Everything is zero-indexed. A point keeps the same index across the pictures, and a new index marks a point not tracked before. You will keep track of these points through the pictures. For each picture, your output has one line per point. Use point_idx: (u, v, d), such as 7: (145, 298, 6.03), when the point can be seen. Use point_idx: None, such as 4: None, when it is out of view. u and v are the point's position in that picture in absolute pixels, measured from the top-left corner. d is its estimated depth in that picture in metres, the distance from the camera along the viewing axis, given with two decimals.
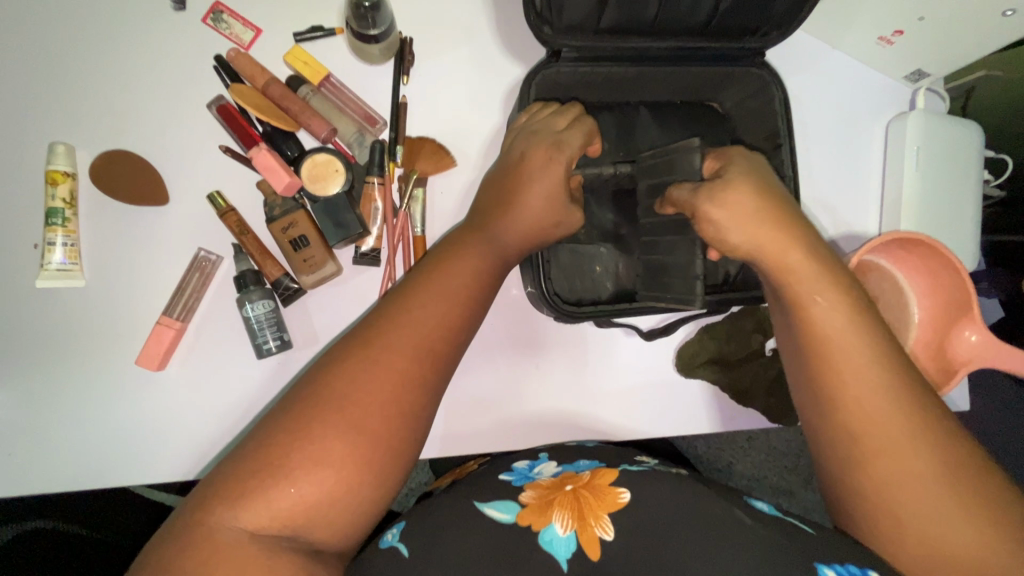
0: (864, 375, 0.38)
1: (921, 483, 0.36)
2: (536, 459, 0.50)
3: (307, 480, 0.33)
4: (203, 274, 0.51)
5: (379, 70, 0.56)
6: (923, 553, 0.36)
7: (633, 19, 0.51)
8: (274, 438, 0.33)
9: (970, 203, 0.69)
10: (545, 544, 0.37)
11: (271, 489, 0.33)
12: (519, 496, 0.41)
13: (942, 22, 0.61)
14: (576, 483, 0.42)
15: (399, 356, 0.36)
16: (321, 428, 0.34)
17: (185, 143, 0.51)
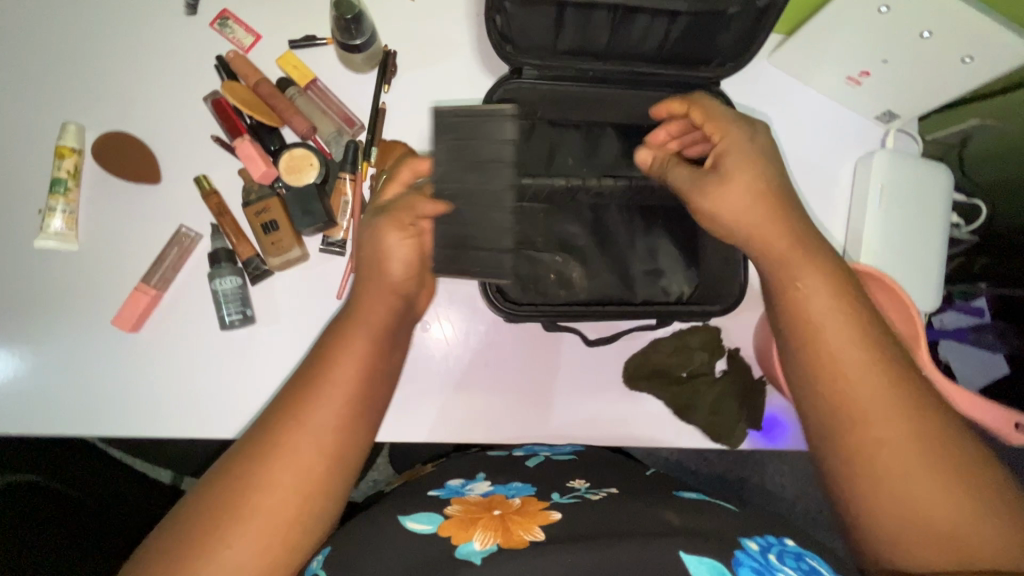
0: (853, 383, 0.42)
1: (907, 481, 0.40)
2: (471, 478, 0.55)
3: (245, 530, 0.41)
4: (182, 248, 0.57)
5: (363, 78, 0.61)
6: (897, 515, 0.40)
7: (589, 44, 0.55)
8: (219, 499, 0.41)
9: (935, 245, 0.69)
10: (459, 553, 0.42)
11: (222, 540, 0.40)
12: (445, 509, 0.48)
13: (907, 65, 0.63)
14: (503, 508, 0.48)
15: (302, 438, 0.43)
16: (259, 486, 0.42)
17: (182, 131, 0.58)
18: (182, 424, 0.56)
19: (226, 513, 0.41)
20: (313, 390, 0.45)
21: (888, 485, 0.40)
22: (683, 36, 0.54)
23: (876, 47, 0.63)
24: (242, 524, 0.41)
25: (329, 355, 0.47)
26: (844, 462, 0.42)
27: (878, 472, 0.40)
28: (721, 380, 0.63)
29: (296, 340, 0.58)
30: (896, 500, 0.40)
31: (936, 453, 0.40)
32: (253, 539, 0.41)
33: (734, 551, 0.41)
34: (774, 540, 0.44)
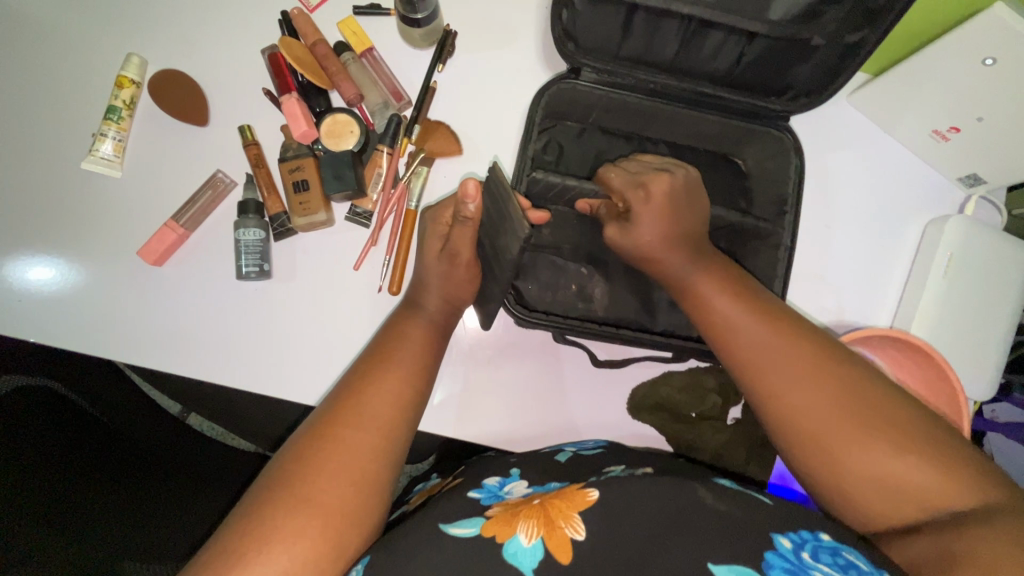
0: (759, 357, 0.42)
1: (855, 447, 0.38)
2: (506, 474, 0.49)
3: (306, 519, 0.37)
4: (215, 192, 0.58)
5: (420, 55, 0.61)
6: (882, 494, 0.37)
7: (654, 55, 0.52)
8: (276, 491, 0.38)
9: (1000, 331, 0.63)
10: (508, 557, 0.37)
11: (296, 508, 0.37)
12: (485, 511, 0.41)
13: (1003, 125, 0.57)
14: (543, 498, 0.42)
15: (382, 400, 0.44)
16: (317, 474, 0.39)
17: (237, 80, 0.59)
18: (186, 363, 0.57)
19: (285, 507, 0.37)
20: (367, 386, 0.44)
21: (852, 465, 0.38)
22: (760, 60, 0.50)
23: (974, 102, 0.57)
24: (300, 514, 0.37)
25: (383, 357, 0.47)
26: (787, 436, 0.41)
27: (824, 443, 0.39)
28: (733, 428, 0.59)
29: (304, 301, 0.58)
30: (851, 455, 0.38)
31: (860, 399, 0.39)
32: (306, 533, 0.37)
33: (764, 552, 0.35)
34: (807, 534, 0.37)
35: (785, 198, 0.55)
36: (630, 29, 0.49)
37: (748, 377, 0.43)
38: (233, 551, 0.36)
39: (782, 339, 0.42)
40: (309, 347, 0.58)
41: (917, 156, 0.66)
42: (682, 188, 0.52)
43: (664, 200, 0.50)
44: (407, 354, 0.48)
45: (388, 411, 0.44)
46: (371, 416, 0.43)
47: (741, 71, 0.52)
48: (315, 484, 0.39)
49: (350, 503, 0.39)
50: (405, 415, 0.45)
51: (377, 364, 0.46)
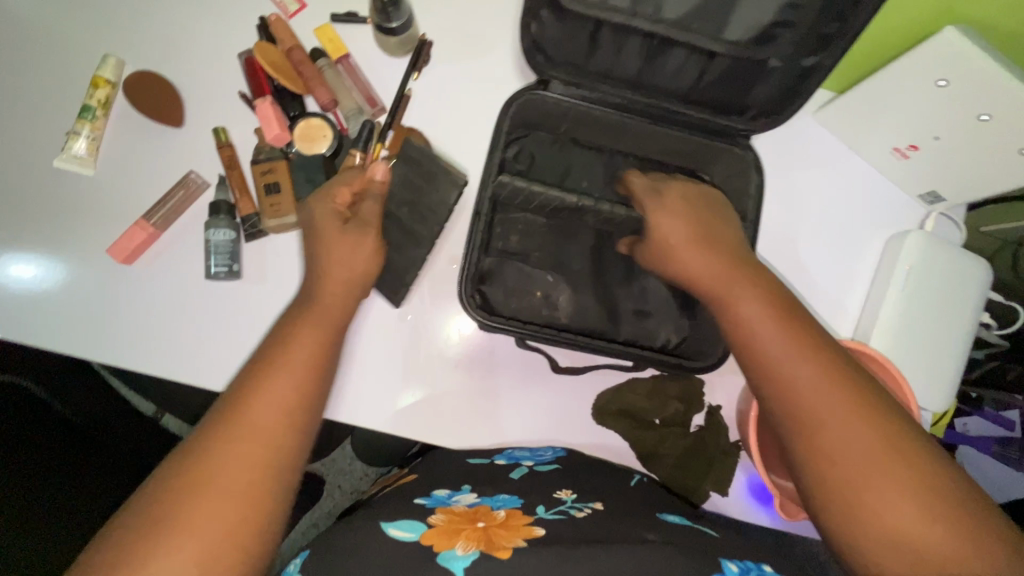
0: (796, 382, 0.42)
1: (875, 495, 0.38)
2: (458, 487, 0.51)
3: (211, 498, 0.37)
4: (187, 192, 0.58)
5: (395, 62, 0.62)
6: (894, 548, 0.37)
7: (620, 70, 0.53)
8: (175, 486, 0.37)
9: (956, 345, 0.64)
10: (439, 560, 0.38)
11: (199, 487, 0.37)
12: (429, 520, 0.44)
13: (958, 145, 0.59)
14: (487, 522, 0.44)
15: (291, 374, 0.43)
16: (218, 467, 0.38)
17: (213, 83, 0.59)
18: (155, 361, 0.57)
19: (184, 505, 0.36)
20: (275, 370, 0.43)
21: (867, 512, 0.38)
22: (723, 79, 0.52)
23: (930, 122, 0.58)
24: (201, 494, 0.37)
25: (293, 338, 0.45)
26: (806, 462, 0.40)
27: (838, 472, 0.39)
28: (694, 436, 0.60)
29: (273, 302, 0.58)
30: (865, 493, 0.38)
31: (892, 441, 0.39)
32: (210, 513, 0.37)
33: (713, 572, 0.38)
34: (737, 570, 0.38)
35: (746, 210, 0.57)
36: (597, 44, 0.51)
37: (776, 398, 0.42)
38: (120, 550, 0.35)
39: (832, 379, 0.41)
40: None
41: (881, 173, 0.68)
42: (695, 193, 0.54)
43: (689, 209, 0.52)
44: (314, 331, 0.46)
45: (295, 395, 0.42)
46: (275, 401, 0.42)
47: (705, 90, 0.53)
48: (216, 477, 0.38)
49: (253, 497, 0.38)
50: (313, 401, 0.43)
51: (284, 346, 0.45)
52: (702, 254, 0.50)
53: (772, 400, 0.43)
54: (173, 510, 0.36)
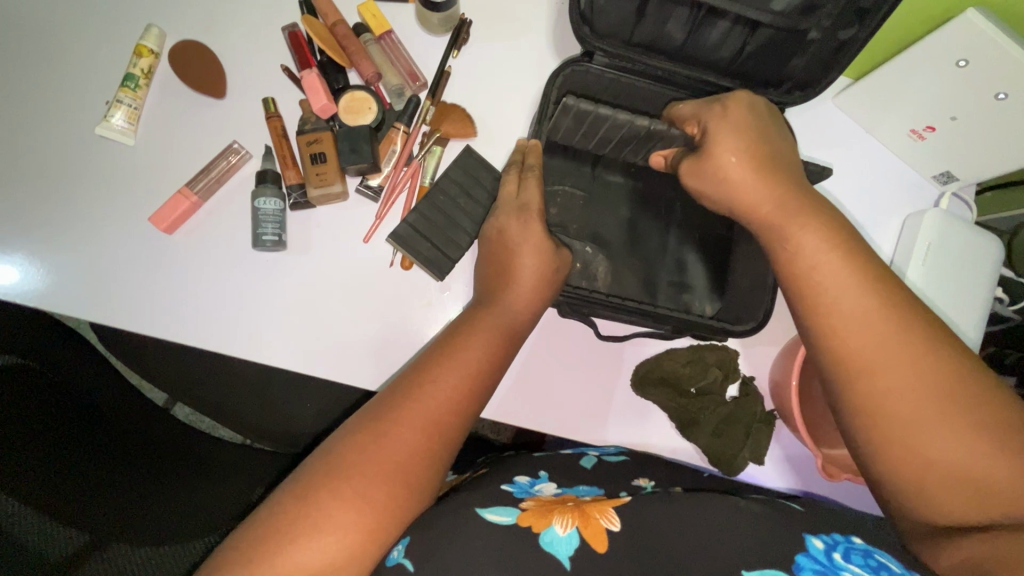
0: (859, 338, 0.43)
1: (923, 432, 0.40)
2: (536, 477, 0.53)
3: (367, 481, 0.43)
4: (230, 162, 0.58)
5: (435, 40, 0.63)
6: (944, 483, 0.40)
7: (662, 42, 0.54)
8: (326, 474, 0.43)
9: (977, 311, 0.66)
10: (545, 544, 0.42)
11: (356, 468, 0.43)
12: (519, 503, 0.46)
13: (975, 123, 0.62)
14: (576, 501, 0.47)
15: (446, 385, 0.48)
16: (363, 459, 0.44)
17: (257, 56, 0.60)
18: (193, 332, 0.57)
19: (341, 478, 0.43)
20: (422, 382, 0.48)
21: (923, 454, 0.40)
22: (763, 51, 0.53)
23: (948, 103, 0.62)
24: (359, 475, 0.43)
25: (446, 354, 0.49)
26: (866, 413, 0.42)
27: (906, 444, 0.41)
28: (730, 405, 0.61)
29: (317, 272, 0.59)
30: (920, 435, 0.40)
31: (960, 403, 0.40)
32: (365, 495, 0.43)
33: (795, 555, 0.39)
34: (840, 539, 0.41)
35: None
36: (644, 16, 0.52)
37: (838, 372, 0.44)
38: (285, 528, 0.41)
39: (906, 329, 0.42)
40: (321, 322, 0.59)
41: (895, 155, 0.71)
42: (761, 111, 0.51)
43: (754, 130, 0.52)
44: (472, 355, 0.50)
45: (445, 410, 0.47)
46: (423, 409, 0.46)
47: (743, 63, 0.55)
48: (366, 468, 0.43)
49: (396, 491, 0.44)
50: (462, 413, 0.48)
51: (435, 366, 0.49)
52: (763, 189, 0.48)
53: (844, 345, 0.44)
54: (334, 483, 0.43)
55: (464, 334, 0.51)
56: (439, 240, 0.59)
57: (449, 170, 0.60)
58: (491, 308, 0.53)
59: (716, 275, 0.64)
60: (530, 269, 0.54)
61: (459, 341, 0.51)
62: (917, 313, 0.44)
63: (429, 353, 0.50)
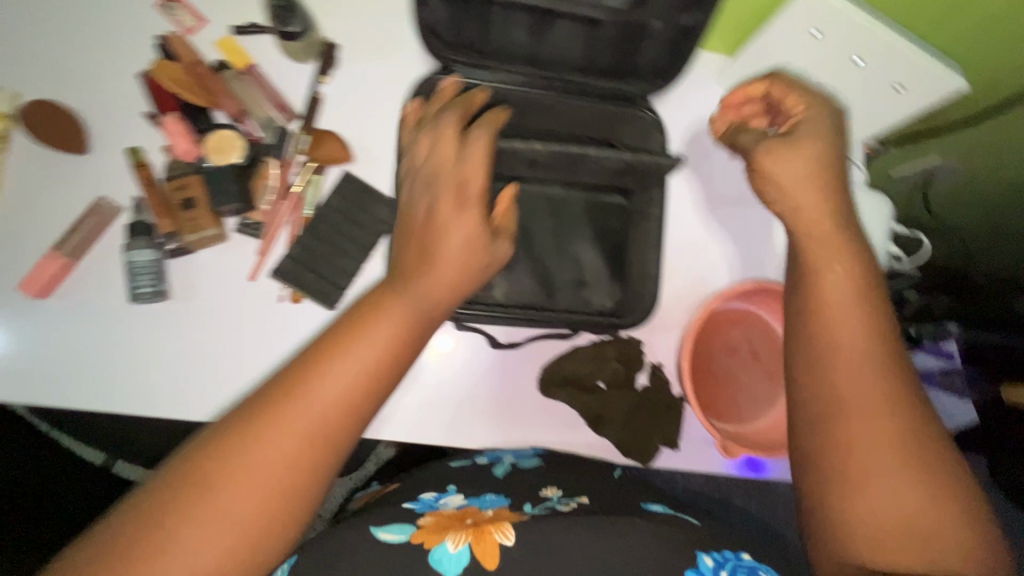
0: (856, 386, 0.39)
1: (885, 479, 0.37)
2: (443, 491, 0.58)
3: (243, 481, 0.35)
4: (98, 217, 0.57)
5: (302, 67, 0.62)
6: (899, 535, 0.37)
7: (511, 48, 0.55)
8: (178, 493, 0.35)
9: (872, 271, 0.68)
10: (432, 563, 0.45)
11: (230, 467, 0.36)
12: (416, 522, 0.50)
13: (842, 88, 0.63)
14: (475, 517, 0.51)
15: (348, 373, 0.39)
16: (239, 455, 0.36)
17: (118, 106, 0.59)
18: (83, 395, 0.56)
19: (205, 475, 0.35)
20: (300, 393, 0.38)
21: (877, 503, 0.37)
22: (613, 44, 0.54)
23: (815, 71, 0.62)
24: (230, 478, 0.35)
25: (338, 341, 0.40)
26: (825, 449, 0.39)
27: (860, 488, 0.38)
28: (637, 395, 0.62)
29: (204, 318, 0.58)
30: (881, 480, 0.37)
31: (920, 452, 0.37)
32: (241, 496, 0.35)
33: (683, 568, 0.44)
34: (729, 556, 0.46)
35: (643, 165, 0.56)
36: (488, 23, 0.52)
37: (820, 395, 0.40)
38: (112, 560, 0.33)
39: (875, 365, 0.40)
40: (213, 367, 0.58)
41: None
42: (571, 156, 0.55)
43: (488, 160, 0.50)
44: (367, 354, 0.40)
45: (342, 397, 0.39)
46: (310, 424, 0.37)
47: (598, 57, 0.55)
48: (231, 489, 0.35)
49: (261, 521, 0.35)
50: (364, 429, 0.40)
51: (326, 355, 0.40)
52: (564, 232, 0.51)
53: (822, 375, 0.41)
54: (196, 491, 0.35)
55: (348, 338, 0.40)
56: (324, 269, 0.59)
57: (328, 198, 0.59)
58: (386, 305, 0.43)
59: (613, 266, 0.65)
60: (446, 273, 0.46)
61: (350, 340, 0.40)
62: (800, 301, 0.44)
63: (302, 357, 0.40)
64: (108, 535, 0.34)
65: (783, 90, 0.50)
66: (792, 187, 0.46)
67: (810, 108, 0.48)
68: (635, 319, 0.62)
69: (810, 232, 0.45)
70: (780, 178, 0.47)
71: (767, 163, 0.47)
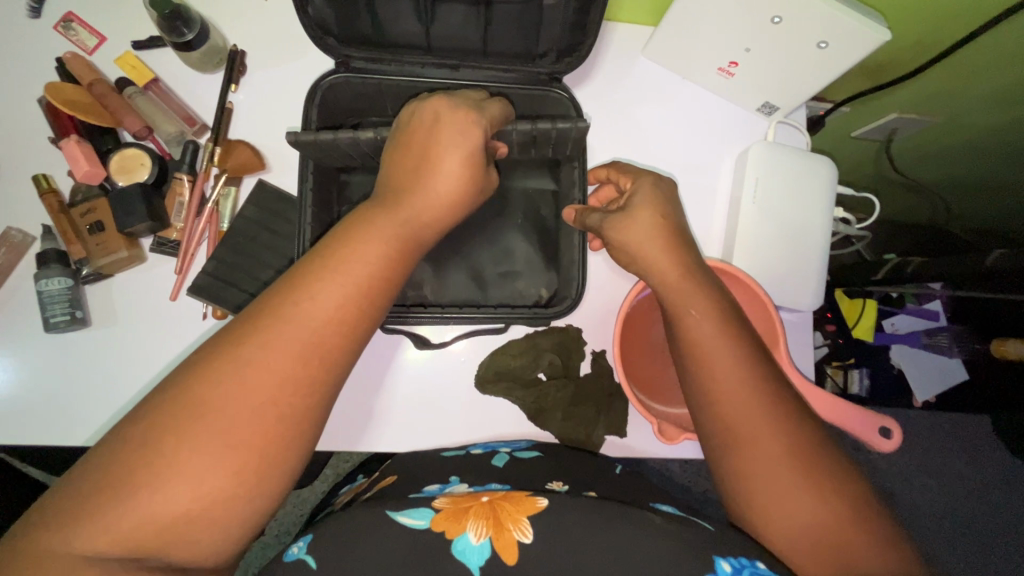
0: (728, 381, 0.46)
1: (783, 488, 0.43)
2: (446, 481, 0.50)
3: (195, 461, 0.35)
4: (10, 248, 0.56)
5: (210, 77, 0.61)
6: (807, 534, 0.43)
7: (409, 40, 0.53)
8: (107, 483, 0.34)
9: (816, 238, 0.65)
10: (456, 552, 0.40)
11: (178, 452, 0.35)
12: (433, 502, 0.44)
13: (768, 50, 0.60)
14: (492, 495, 0.45)
15: (292, 345, 0.39)
16: (188, 437, 0.35)
17: (22, 133, 0.58)
18: (14, 431, 0.55)
19: (151, 457, 0.35)
20: (227, 374, 0.37)
21: (780, 510, 0.43)
22: (511, 25, 0.52)
23: (738, 35, 0.60)
24: (181, 458, 0.35)
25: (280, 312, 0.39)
26: (726, 466, 0.46)
27: (764, 498, 0.44)
28: (580, 385, 0.60)
29: (125, 343, 0.57)
30: (777, 485, 0.44)
31: (805, 461, 0.44)
32: (195, 475, 0.35)
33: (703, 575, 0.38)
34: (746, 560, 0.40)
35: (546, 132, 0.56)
36: (379, 16, 0.50)
37: (714, 423, 0.47)
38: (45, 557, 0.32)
39: (748, 380, 0.46)
40: (138, 391, 0.56)
41: (718, 95, 0.69)
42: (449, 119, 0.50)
43: (469, 145, 0.49)
44: (312, 323, 0.39)
45: (289, 370, 0.38)
46: (241, 406, 0.37)
47: (500, 40, 0.53)
48: (166, 473, 0.35)
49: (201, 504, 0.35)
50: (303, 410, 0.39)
51: (269, 325, 0.39)
52: (451, 194, 0.48)
53: (707, 396, 0.47)
54: (144, 476, 0.34)
55: (277, 324, 0.39)
56: (245, 282, 0.57)
57: (244, 209, 0.58)
58: (322, 280, 0.41)
59: (547, 253, 0.63)
60: (378, 249, 0.43)
61: (292, 310, 0.40)
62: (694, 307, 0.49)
63: (224, 341, 0.39)
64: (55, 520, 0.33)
65: (617, 171, 0.57)
66: (644, 233, 0.52)
67: (637, 179, 0.55)
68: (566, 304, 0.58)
69: (664, 280, 0.51)
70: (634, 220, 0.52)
71: (614, 235, 0.53)
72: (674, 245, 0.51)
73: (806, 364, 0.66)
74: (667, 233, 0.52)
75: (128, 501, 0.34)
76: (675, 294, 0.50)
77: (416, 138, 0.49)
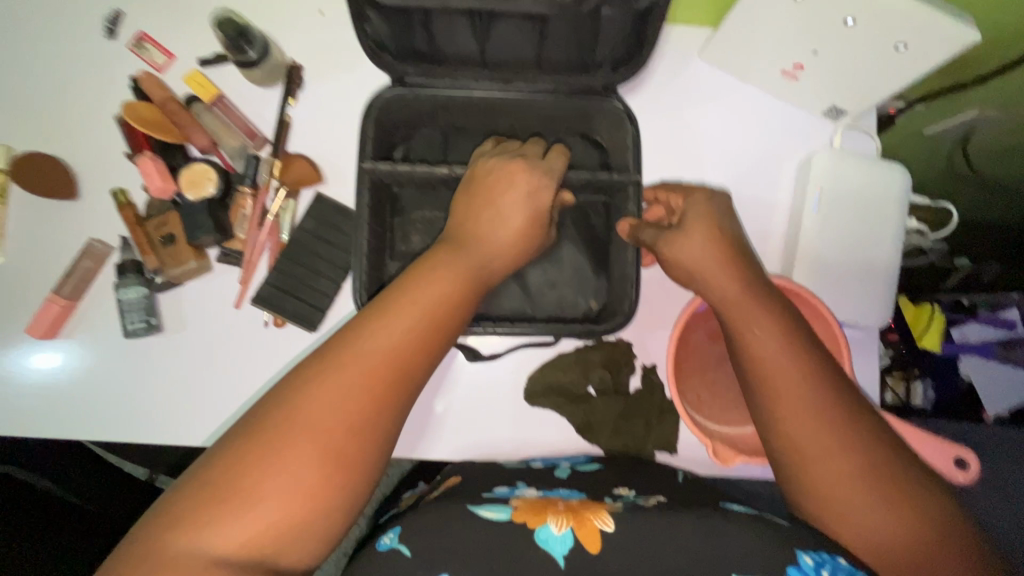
0: (791, 404, 0.44)
1: (870, 502, 0.41)
2: (513, 485, 0.51)
3: (282, 475, 0.36)
4: (93, 258, 0.60)
5: (270, 92, 0.63)
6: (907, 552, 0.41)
7: (464, 55, 0.54)
8: (202, 499, 0.35)
9: (886, 250, 0.62)
10: (540, 542, 0.40)
11: (264, 471, 0.36)
12: (511, 501, 0.45)
13: (838, 52, 0.57)
14: (567, 502, 0.45)
15: (365, 360, 0.40)
16: (274, 455, 0.36)
17: (103, 148, 0.62)
18: (101, 428, 0.59)
19: (239, 479, 0.36)
20: (304, 400, 0.38)
21: (874, 526, 0.41)
22: (566, 39, 0.51)
23: (804, 39, 0.57)
24: (266, 475, 0.36)
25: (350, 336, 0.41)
26: (803, 488, 0.44)
27: (851, 515, 0.42)
28: (630, 399, 0.59)
29: (196, 346, 0.60)
30: (867, 502, 0.42)
31: (892, 476, 0.42)
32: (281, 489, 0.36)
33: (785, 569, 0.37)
34: (826, 555, 0.39)
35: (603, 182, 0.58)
36: (435, 33, 0.51)
37: (785, 442, 0.45)
38: (149, 566, 0.33)
39: (819, 394, 0.44)
40: (212, 393, 0.59)
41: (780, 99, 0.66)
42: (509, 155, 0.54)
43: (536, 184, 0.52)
44: (384, 341, 0.41)
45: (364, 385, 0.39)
46: (324, 418, 0.38)
47: (554, 51, 0.53)
48: (255, 487, 0.36)
49: (281, 519, 0.36)
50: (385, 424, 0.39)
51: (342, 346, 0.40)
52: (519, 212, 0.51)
53: (776, 415, 0.45)
54: (234, 495, 0.35)
55: (345, 362, 0.40)
56: (304, 293, 0.59)
57: (303, 221, 0.60)
58: (389, 305, 0.42)
59: (597, 265, 0.63)
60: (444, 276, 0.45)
61: (362, 331, 0.41)
62: (760, 320, 0.47)
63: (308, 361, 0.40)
64: (149, 547, 0.34)
65: (665, 191, 0.56)
66: (701, 245, 0.50)
67: (687, 197, 0.54)
68: (617, 323, 0.57)
69: (723, 297, 0.49)
70: (691, 233, 0.51)
71: (668, 252, 0.52)
72: (734, 261, 0.50)
73: (869, 382, 0.63)
74: (726, 246, 0.51)
75: (221, 521, 0.35)
76: (735, 310, 0.48)
77: (495, 193, 0.51)
